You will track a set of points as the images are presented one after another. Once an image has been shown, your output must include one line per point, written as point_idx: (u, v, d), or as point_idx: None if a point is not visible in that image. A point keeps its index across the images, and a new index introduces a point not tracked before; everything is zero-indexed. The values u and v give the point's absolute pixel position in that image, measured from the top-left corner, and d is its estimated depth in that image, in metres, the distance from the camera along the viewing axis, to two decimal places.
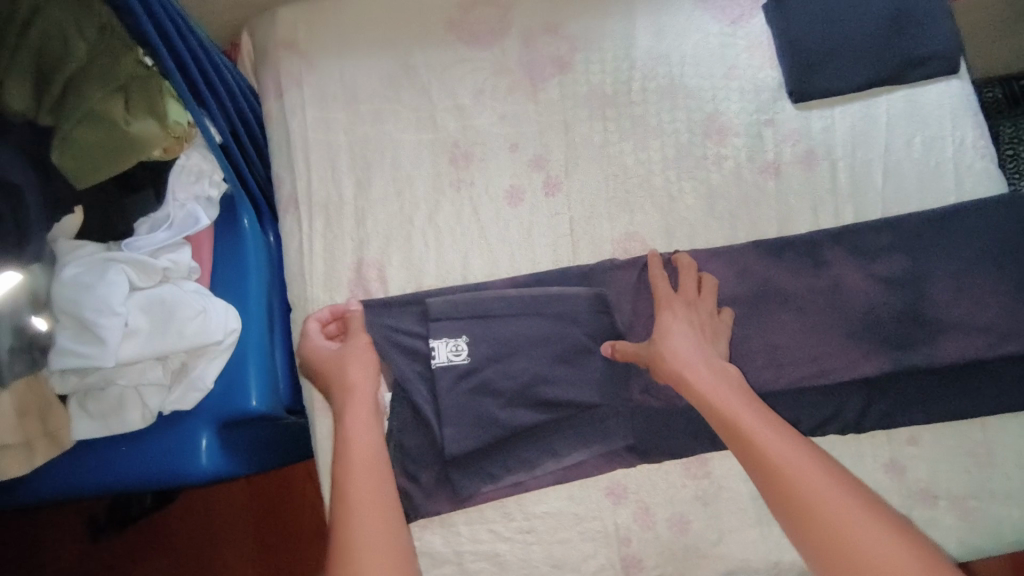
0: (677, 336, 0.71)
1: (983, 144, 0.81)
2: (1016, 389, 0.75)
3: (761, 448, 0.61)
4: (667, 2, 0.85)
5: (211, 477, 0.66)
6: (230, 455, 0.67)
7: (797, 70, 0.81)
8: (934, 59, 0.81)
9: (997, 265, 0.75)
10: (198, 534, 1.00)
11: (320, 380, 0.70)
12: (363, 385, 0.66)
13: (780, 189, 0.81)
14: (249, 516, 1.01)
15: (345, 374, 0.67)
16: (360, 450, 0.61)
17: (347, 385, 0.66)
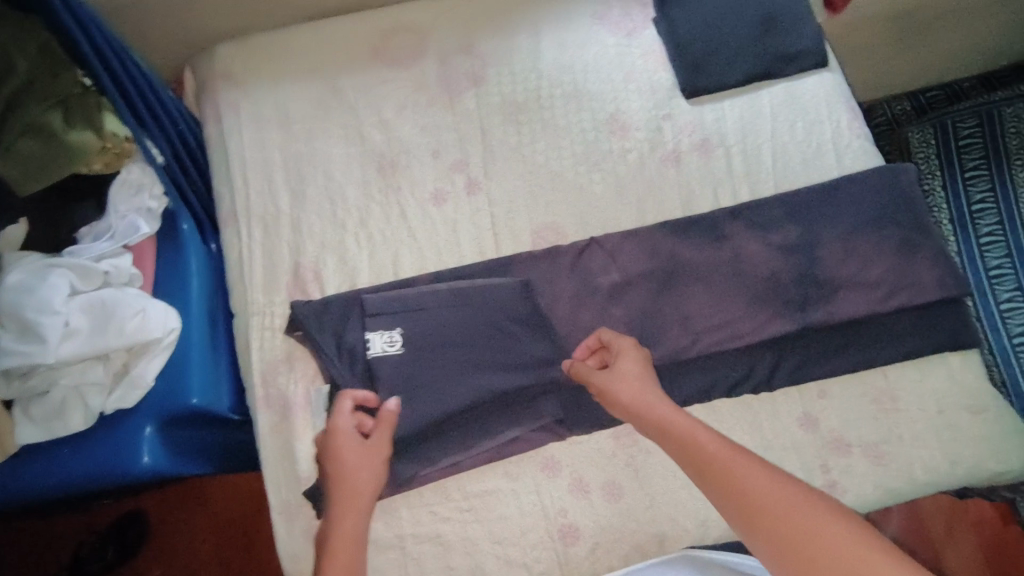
0: (660, 398, 0.68)
1: (857, 125, 0.91)
2: (910, 337, 0.82)
3: (747, 487, 0.54)
4: (567, 21, 0.95)
5: (151, 474, 0.72)
6: (170, 451, 0.74)
7: (686, 71, 0.91)
8: (806, 55, 0.91)
9: (876, 228, 0.85)
10: (156, 559, 1.07)
11: (322, 444, 0.74)
12: (354, 465, 0.71)
13: (681, 174, 0.89)
14: (206, 536, 1.09)
15: (357, 481, 0.70)
16: (342, 530, 0.66)
17: (352, 494, 0.69)
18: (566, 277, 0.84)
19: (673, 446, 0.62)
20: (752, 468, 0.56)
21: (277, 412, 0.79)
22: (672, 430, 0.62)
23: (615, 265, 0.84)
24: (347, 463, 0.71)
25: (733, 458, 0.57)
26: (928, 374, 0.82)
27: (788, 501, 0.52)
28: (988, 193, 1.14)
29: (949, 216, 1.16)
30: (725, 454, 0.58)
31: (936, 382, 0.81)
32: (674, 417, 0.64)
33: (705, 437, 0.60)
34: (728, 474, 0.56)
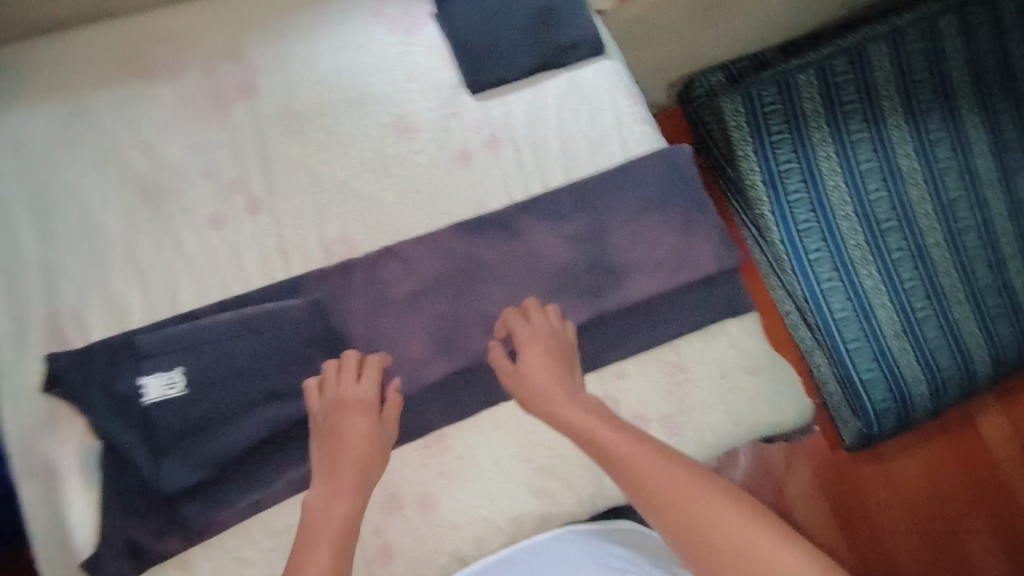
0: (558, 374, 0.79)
1: (638, 108, 0.94)
2: (694, 309, 0.88)
3: (649, 478, 0.67)
4: (341, 20, 0.90)
5: None
6: None
7: (468, 67, 0.90)
8: (583, 43, 0.93)
9: (656, 210, 0.90)
10: None
11: (320, 420, 0.76)
12: (359, 437, 0.74)
13: (473, 173, 0.88)
14: None
15: (360, 452, 0.74)
16: (336, 504, 0.70)
17: (355, 463, 0.73)
18: (359, 291, 0.82)
19: (613, 471, 0.70)
20: (652, 460, 0.68)
21: (47, 479, 0.72)
22: (611, 458, 0.70)
23: (409, 272, 0.84)
24: (541, 383, 0.78)
25: (660, 472, 0.67)
26: (714, 343, 0.88)
27: (672, 474, 0.67)
28: (791, 154, 1.40)
29: (761, 178, 1.41)
30: (650, 461, 0.68)
31: (718, 351, 0.88)
32: (586, 420, 0.74)
33: (625, 446, 0.70)
34: (676, 507, 0.64)
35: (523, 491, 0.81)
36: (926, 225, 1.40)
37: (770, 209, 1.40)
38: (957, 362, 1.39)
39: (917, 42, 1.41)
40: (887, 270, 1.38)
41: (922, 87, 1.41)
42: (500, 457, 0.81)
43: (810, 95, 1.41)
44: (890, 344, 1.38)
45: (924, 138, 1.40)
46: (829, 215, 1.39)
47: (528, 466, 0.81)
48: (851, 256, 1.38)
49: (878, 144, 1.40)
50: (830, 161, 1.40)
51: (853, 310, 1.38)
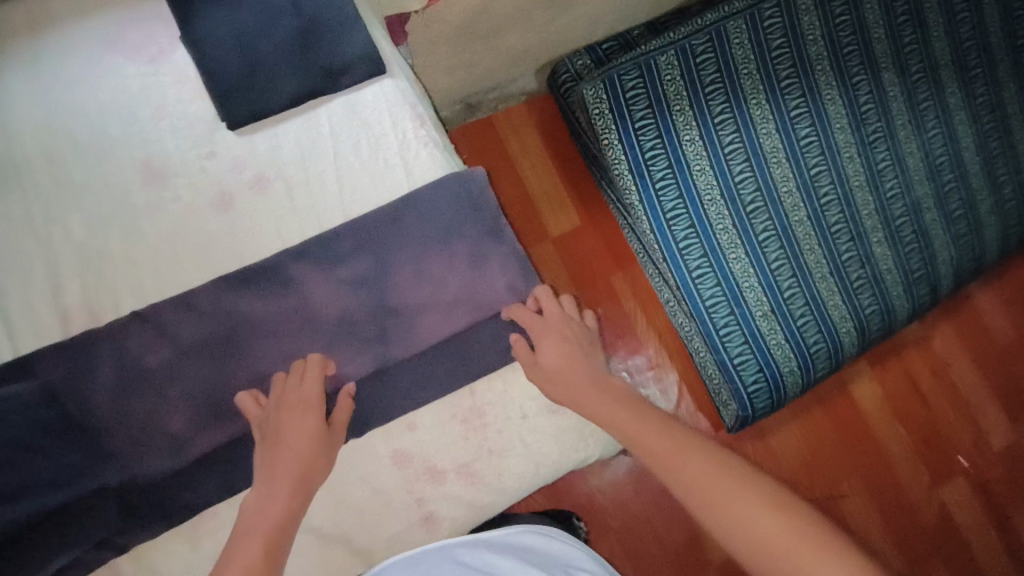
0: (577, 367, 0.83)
1: (425, 132, 0.87)
2: (492, 349, 0.84)
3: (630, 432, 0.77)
4: (68, 50, 0.78)
5: None
6: None
7: (222, 100, 0.80)
8: (359, 64, 0.84)
9: (446, 244, 0.84)
10: None
11: (313, 406, 0.74)
12: (302, 433, 0.74)
13: (236, 218, 0.80)
14: None
15: (299, 449, 0.73)
16: (275, 501, 0.71)
17: (289, 477, 0.72)
18: (103, 366, 0.73)
19: (612, 431, 0.79)
20: (631, 419, 0.78)
21: None
22: (611, 420, 0.79)
23: (163, 338, 0.75)
24: (282, 447, 0.73)
25: (625, 420, 0.78)
26: (514, 383, 0.84)
27: (632, 424, 0.78)
28: (657, 141, 1.22)
29: (627, 168, 1.21)
30: (620, 412, 0.79)
31: (519, 390, 0.84)
32: (601, 404, 0.80)
33: (603, 405, 0.80)
34: (624, 427, 0.78)
35: (312, 558, 0.78)
36: (795, 207, 1.24)
37: (636, 201, 1.22)
38: (829, 347, 1.27)
39: (775, 14, 1.25)
40: (760, 258, 1.24)
41: (785, 58, 1.25)
42: None
43: (672, 76, 1.22)
44: (767, 339, 1.24)
45: (789, 112, 1.24)
46: (697, 204, 1.22)
47: (312, 532, 0.78)
48: (722, 246, 1.23)
49: (742, 123, 1.23)
50: (695, 145, 1.22)
51: (726, 302, 1.23)
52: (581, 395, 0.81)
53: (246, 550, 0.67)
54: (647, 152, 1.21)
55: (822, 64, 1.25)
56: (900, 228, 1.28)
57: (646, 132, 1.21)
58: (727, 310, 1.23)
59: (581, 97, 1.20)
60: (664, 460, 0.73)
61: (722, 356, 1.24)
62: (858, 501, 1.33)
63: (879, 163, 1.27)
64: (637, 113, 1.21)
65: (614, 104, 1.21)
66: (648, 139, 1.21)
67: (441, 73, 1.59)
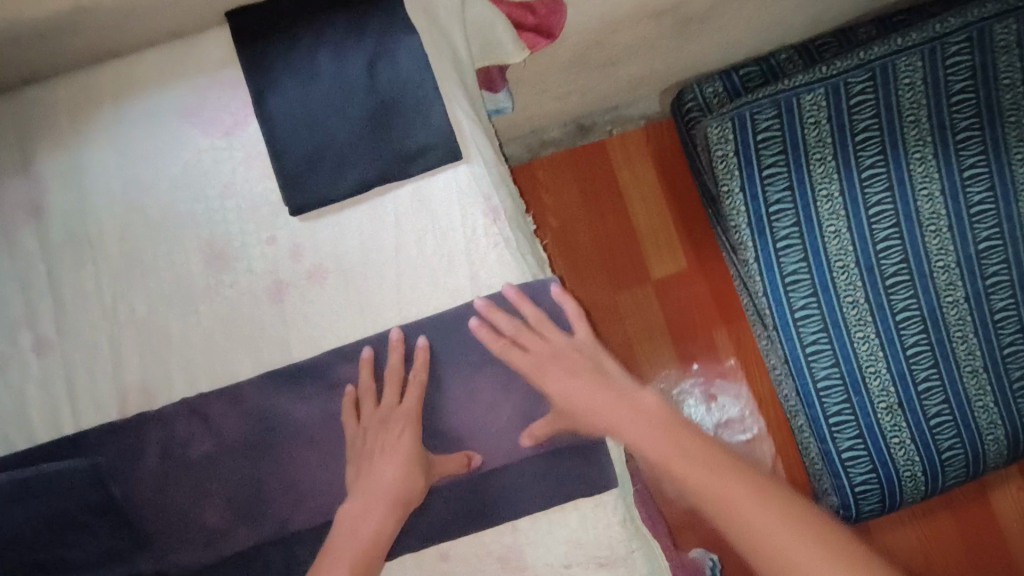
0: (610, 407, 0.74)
1: (496, 228, 0.78)
2: (541, 484, 0.76)
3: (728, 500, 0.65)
4: (149, 120, 0.77)
5: None
6: None
7: (288, 184, 0.76)
8: (432, 150, 0.77)
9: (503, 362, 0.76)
10: None
11: (406, 418, 0.74)
12: (397, 444, 0.73)
13: (290, 308, 0.77)
14: None
15: (393, 462, 0.72)
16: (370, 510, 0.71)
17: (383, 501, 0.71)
18: (150, 452, 0.73)
19: (720, 515, 0.65)
20: (728, 484, 0.66)
21: None
22: (722, 499, 0.65)
23: (208, 430, 0.74)
24: (385, 469, 0.72)
25: (727, 489, 0.65)
26: (559, 523, 0.76)
27: (752, 509, 0.63)
28: (788, 195, 1.12)
29: (747, 222, 1.13)
30: (731, 487, 0.65)
31: (564, 535, 0.76)
32: (705, 478, 0.67)
33: (692, 464, 0.68)
34: (735, 507, 0.64)
35: None
36: (950, 284, 1.11)
37: (753, 258, 1.14)
38: (964, 453, 1.15)
39: (964, 50, 1.09)
40: (893, 339, 1.12)
41: (969, 107, 1.09)
42: None
43: (818, 120, 1.11)
44: (885, 427, 1.14)
45: (961, 172, 1.09)
46: (825, 269, 1.12)
47: None
48: (848, 320, 1.12)
49: (897, 181, 1.10)
50: (831, 202, 1.11)
51: (843, 385, 1.14)
52: (670, 456, 0.69)
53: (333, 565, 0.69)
54: (772, 201, 1.12)
55: (1016, 116, 1.08)
56: None
57: (773, 180, 1.11)
58: (842, 390, 1.14)
59: (702, 135, 1.13)
60: (761, 537, 0.62)
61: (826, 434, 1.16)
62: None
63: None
64: (768, 158, 1.11)
65: (741, 148, 1.12)
66: (775, 188, 1.12)
67: (546, 103, 1.45)
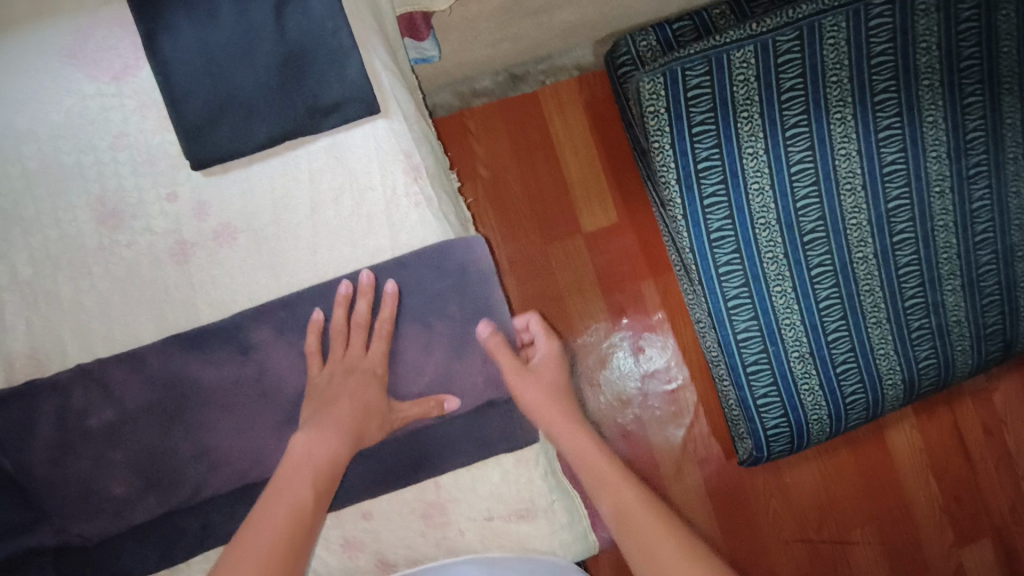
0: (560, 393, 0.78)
1: (417, 186, 0.76)
2: (464, 443, 0.76)
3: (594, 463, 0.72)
4: (23, 61, 0.70)
5: None
6: None
7: (187, 136, 0.70)
8: (347, 102, 0.73)
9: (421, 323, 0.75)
10: None
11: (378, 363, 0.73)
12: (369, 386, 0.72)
13: (195, 269, 0.72)
14: None
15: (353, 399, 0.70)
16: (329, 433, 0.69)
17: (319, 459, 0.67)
18: (46, 421, 0.69)
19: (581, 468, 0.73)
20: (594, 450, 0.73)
21: None
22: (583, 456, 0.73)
23: (108, 398, 0.70)
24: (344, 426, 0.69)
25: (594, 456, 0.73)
26: (481, 481, 0.76)
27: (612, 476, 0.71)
28: (715, 151, 1.11)
29: (676, 177, 1.12)
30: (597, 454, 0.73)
31: (487, 489, 0.76)
32: (576, 437, 0.75)
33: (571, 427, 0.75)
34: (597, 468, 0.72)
35: None
36: (861, 240, 1.14)
37: (681, 214, 1.13)
38: (866, 398, 1.21)
39: (886, 12, 1.09)
40: (808, 292, 1.15)
41: (887, 69, 1.10)
42: None
43: (746, 77, 1.09)
44: (796, 375, 1.19)
45: (877, 133, 1.11)
46: (748, 225, 1.13)
47: None
48: (768, 275, 1.14)
49: (818, 139, 1.10)
50: (756, 160, 1.11)
51: (761, 336, 1.16)
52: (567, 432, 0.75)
53: (284, 475, 0.66)
54: (700, 157, 1.11)
55: (931, 79, 1.10)
56: (983, 276, 1.18)
57: (702, 137, 1.10)
58: (760, 341, 1.17)
59: (634, 89, 1.11)
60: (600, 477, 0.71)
61: (744, 384, 1.19)
62: (861, 549, 1.46)
63: (973, 203, 1.14)
64: (698, 115, 1.10)
65: (669, 106, 1.10)
66: (704, 144, 1.10)
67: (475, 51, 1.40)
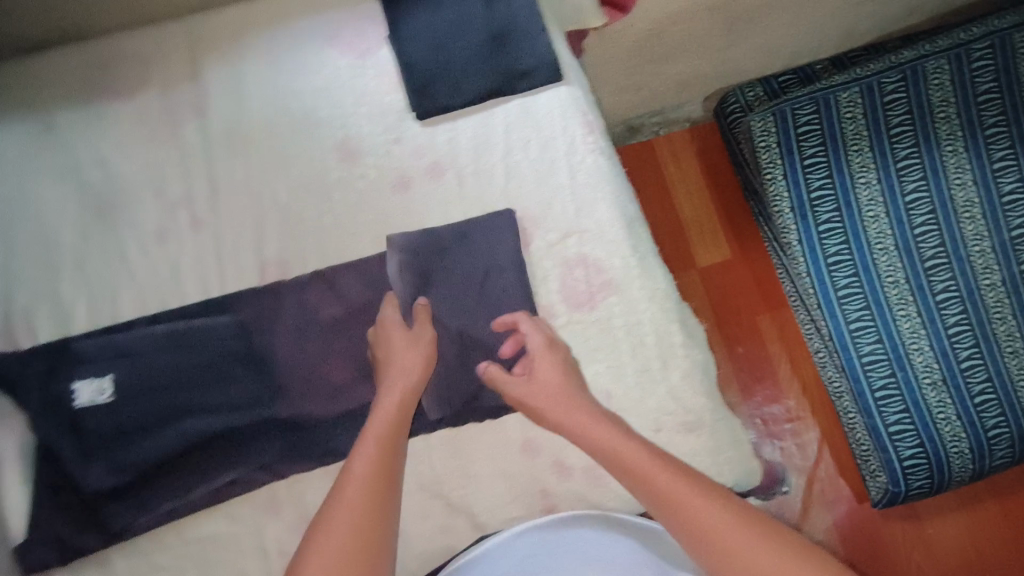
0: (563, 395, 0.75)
1: (593, 139, 0.90)
2: (633, 356, 0.84)
3: (669, 490, 0.64)
4: (300, 44, 0.92)
5: None
6: None
7: (415, 94, 0.89)
8: (538, 70, 0.90)
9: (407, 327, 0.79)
10: None
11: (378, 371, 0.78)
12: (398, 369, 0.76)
13: (411, 198, 0.88)
14: None
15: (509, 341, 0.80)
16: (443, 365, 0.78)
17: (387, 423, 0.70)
18: (287, 313, 0.83)
19: (640, 487, 0.66)
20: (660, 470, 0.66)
21: None
22: (639, 473, 0.66)
23: (335, 297, 0.84)
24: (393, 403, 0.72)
25: (669, 480, 0.65)
26: (648, 394, 0.83)
27: (685, 495, 0.63)
28: (827, 180, 1.20)
29: (789, 205, 1.21)
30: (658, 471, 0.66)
31: (654, 402, 0.83)
32: (629, 452, 0.68)
33: (625, 445, 0.69)
34: (670, 491, 0.64)
35: (445, 521, 0.81)
36: (987, 268, 1.16)
37: (796, 240, 1.21)
38: (1012, 434, 1.16)
39: (987, 55, 1.18)
40: (935, 317, 1.17)
41: (993, 106, 1.17)
42: (415, 490, 0.81)
43: (854, 114, 1.20)
44: (931, 405, 1.17)
45: (992, 164, 1.16)
46: (866, 250, 1.18)
47: (441, 502, 0.81)
48: (890, 299, 1.17)
49: (932, 170, 1.17)
50: (870, 189, 1.19)
51: (887, 360, 1.18)
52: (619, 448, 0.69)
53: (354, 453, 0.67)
54: (813, 185, 1.20)
55: None
56: None
57: (813, 168, 1.20)
58: (886, 365, 1.18)
59: (747, 127, 1.23)
60: (675, 501, 0.63)
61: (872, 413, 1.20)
62: None
63: None
64: (808, 148, 1.21)
65: (779, 143, 1.22)
66: (816, 174, 1.20)
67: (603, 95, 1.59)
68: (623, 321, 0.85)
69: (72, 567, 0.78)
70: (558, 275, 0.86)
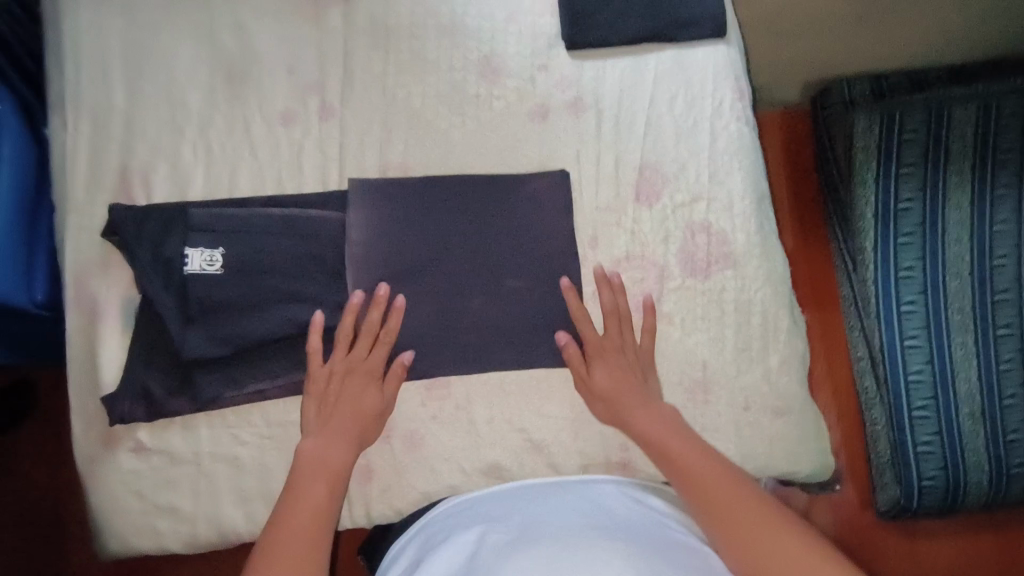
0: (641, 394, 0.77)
1: (740, 107, 0.87)
2: (737, 333, 0.84)
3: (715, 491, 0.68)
4: None
5: None
6: None
7: (569, 22, 0.86)
8: (702, 23, 0.87)
9: (349, 369, 0.78)
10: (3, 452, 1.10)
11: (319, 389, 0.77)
12: (367, 393, 0.77)
13: (547, 131, 0.85)
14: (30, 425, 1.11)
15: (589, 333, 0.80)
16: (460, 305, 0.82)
17: (331, 468, 0.72)
18: (388, 222, 0.82)
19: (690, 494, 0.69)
20: (717, 468, 0.70)
21: (85, 315, 0.79)
22: (693, 474, 0.70)
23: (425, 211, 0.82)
24: (334, 454, 0.73)
25: (719, 487, 0.68)
26: (746, 371, 0.84)
27: (728, 501, 0.67)
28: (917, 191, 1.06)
29: (873, 210, 1.07)
30: (713, 472, 0.70)
31: (750, 381, 0.83)
32: (690, 455, 0.72)
33: (680, 442, 0.73)
34: (715, 498, 0.67)
35: (523, 453, 0.81)
36: None
37: (870, 244, 1.07)
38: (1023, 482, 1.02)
39: None
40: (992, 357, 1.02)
41: None
42: (497, 421, 0.81)
43: (964, 132, 1.05)
44: (965, 432, 1.03)
45: None
46: (940, 268, 1.03)
47: (521, 436, 0.81)
48: (952, 325, 1.02)
49: None
50: (963, 211, 1.03)
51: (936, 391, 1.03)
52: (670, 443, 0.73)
53: (302, 495, 0.69)
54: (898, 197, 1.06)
55: None
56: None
57: (906, 179, 1.06)
58: (931, 386, 1.03)
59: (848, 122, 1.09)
60: (717, 500, 0.67)
61: (906, 436, 1.04)
62: None
63: None
64: (908, 156, 1.06)
65: (871, 146, 1.08)
66: (907, 186, 1.06)
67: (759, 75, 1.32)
68: (734, 296, 0.84)
69: (154, 425, 0.79)
70: (680, 237, 0.84)
